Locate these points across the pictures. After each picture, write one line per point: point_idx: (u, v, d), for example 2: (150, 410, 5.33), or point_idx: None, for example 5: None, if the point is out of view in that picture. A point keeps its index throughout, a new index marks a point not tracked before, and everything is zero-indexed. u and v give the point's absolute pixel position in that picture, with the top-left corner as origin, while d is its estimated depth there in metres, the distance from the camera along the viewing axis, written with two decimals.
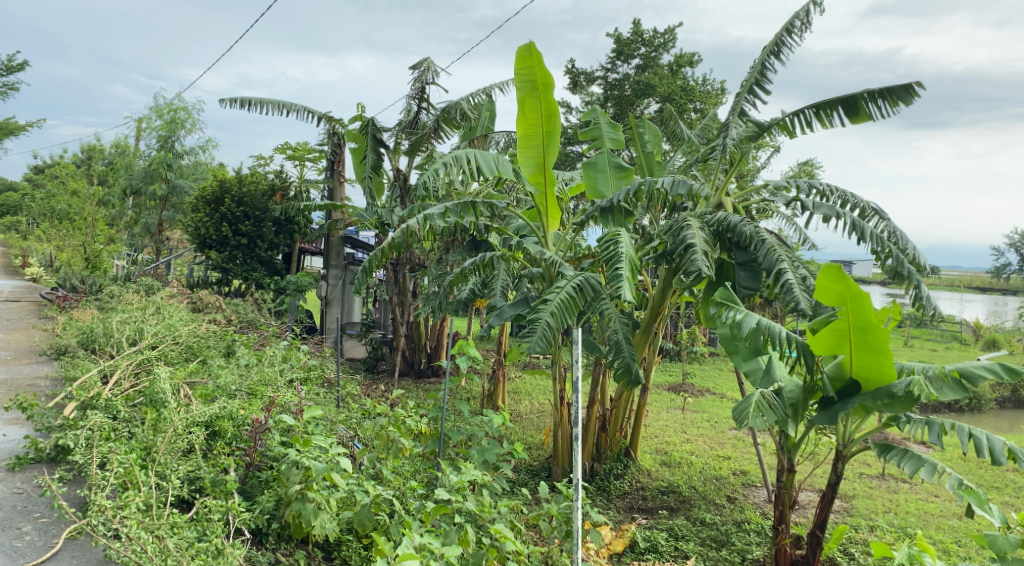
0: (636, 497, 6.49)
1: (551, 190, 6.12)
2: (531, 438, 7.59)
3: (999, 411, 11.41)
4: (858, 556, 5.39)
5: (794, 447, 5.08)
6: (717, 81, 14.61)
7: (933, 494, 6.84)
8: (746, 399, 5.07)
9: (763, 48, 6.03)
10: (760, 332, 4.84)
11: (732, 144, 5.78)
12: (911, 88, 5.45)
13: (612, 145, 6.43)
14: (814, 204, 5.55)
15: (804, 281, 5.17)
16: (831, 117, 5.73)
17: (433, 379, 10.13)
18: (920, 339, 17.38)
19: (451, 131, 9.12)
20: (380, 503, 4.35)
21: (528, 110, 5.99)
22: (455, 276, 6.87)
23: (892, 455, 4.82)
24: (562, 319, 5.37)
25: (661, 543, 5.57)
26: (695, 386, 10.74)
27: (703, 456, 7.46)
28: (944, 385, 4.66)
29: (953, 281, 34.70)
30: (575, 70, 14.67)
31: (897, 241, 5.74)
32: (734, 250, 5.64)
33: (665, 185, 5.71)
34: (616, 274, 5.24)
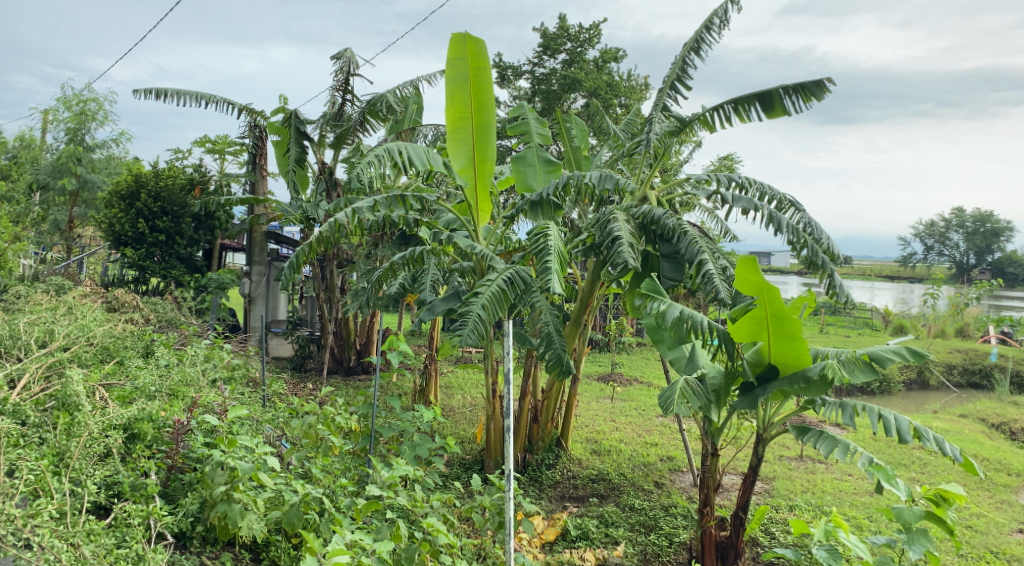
0: (567, 486, 6.59)
1: (482, 183, 6.11)
2: (463, 432, 7.63)
3: (907, 392, 12.06)
4: (778, 535, 5.63)
5: (718, 432, 5.19)
6: (641, 77, 14.89)
7: (847, 473, 7.18)
8: (671, 386, 5.12)
9: (683, 45, 6.19)
10: (683, 321, 4.97)
11: (655, 139, 5.92)
12: (822, 83, 5.68)
13: (540, 140, 6.50)
14: (733, 197, 5.74)
15: (724, 272, 5.35)
16: (748, 111, 5.93)
17: (364, 376, 10.07)
18: (835, 325, 18.20)
19: (378, 124, 9.05)
20: (310, 501, 4.30)
21: (458, 100, 5.97)
22: (384, 271, 6.80)
23: (809, 437, 5.00)
24: (493, 312, 5.40)
25: (591, 531, 5.68)
26: (624, 375, 10.99)
27: (631, 444, 7.64)
28: (856, 368, 4.84)
29: (866, 269, 36.39)
30: (503, 64, 14.71)
31: (812, 232, 5.98)
32: (659, 242, 5.79)
33: (593, 180, 5.82)
34: (545, 267, 5.28)
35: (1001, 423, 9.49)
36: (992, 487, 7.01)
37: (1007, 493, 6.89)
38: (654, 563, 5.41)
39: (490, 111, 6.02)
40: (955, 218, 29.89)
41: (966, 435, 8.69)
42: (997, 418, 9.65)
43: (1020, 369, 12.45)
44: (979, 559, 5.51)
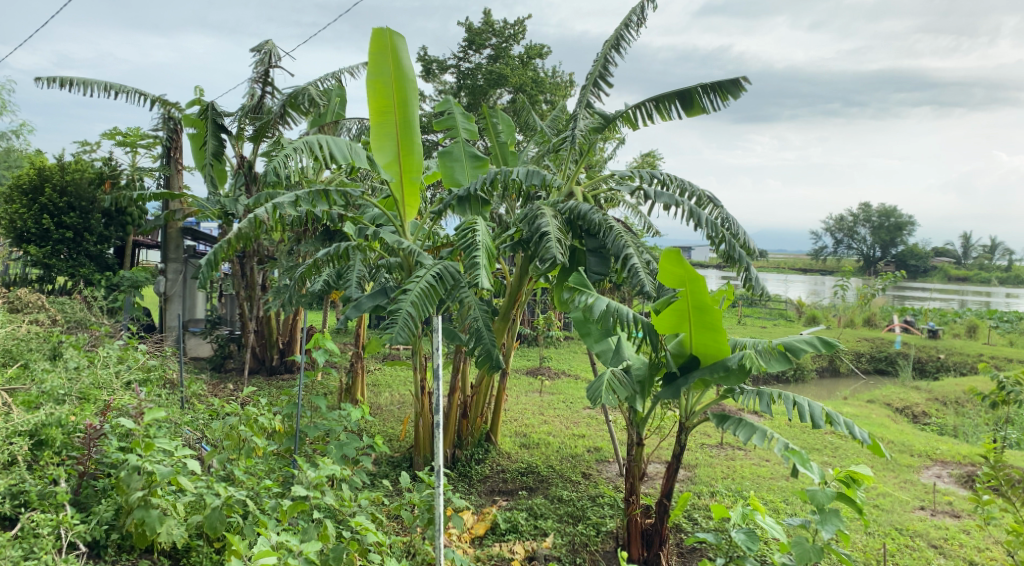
0: (496, 480, 6.62)
1: (407, 180, 6.06)
2: (391, 430, 7.56)
3: (819, 379, 12.64)
4: (700, 521, 5.81)
5: (643, 422, 5.31)
6: (566, 73, 15.03)
7: (764, 459, 7.46)
8: (598, 378, 5.20)
9: (605, 42, 6.28)
10: (610, 314, 5.05)
11: (580, 135, 5.98)
12: (738, 82, 5.88)
13: (467, 135, 6.48)
14: (655, 193, 5.86)
15: (648, 266, 5.47)
16: (669, 109, 6.08)
17: (287, 376, 9.85)
18: (752, 316, 18.87)
19: (299, 117, 8.85)
20: (233, 504, 4.20)
21: (381, 95, 5.91)
22: (307, 268, 6.67)
23: (729, 424, 5.16)
24: (422, 308, 5.36)
25: (521, 523, 5.73)
26: (552, 368, 11.11)
27: (559, 436, 7.73)
28: (772, 357, 5.03)
29: (781, 262, 37.89)
30: (428, 58, 14.60)
31: (729, 227, 6.18)
32: (585, 237, 5.87)
33: (521, 175, 5.84)
34: (474, 263, 5.30)
35: (904, 407, 10.05)
36: (896, 468, 7.41)
37: (909, 472, 7.31)
38: (582, 552, 5.50)
39: (413, 105, 5.99)
40: (861, 213, 31.44)
41: (873, 419, 9.16)
42: (900, 402, 10.21)
43: (922, 356, 13.22)
44: (885, 536, 5.83)
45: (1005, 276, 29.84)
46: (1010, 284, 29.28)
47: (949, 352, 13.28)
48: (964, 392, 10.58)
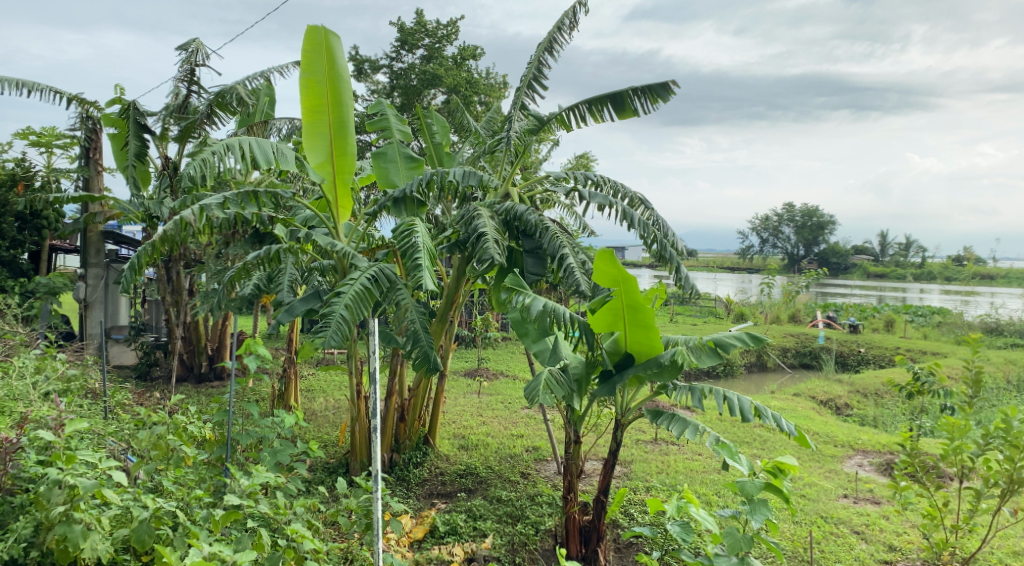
0: (435, 483, 6.59)
1: (340, 182, 5.97)
2: (327, 436, 7.43)
3: (748, 374, 13.04)
4: (636, 516, 5.92)
5: (580, 420, 5.37)
6: (499, 74, 15.07)
7: (696, 453, 7.65)
8: (536, 377, 5.24)
9: (538, 45, 6.34)
10: (547, 315, 5.09)
11: (515, 137, 6.01)
12: (667, 86, 6.02)
13: (401, 137, 6.43)
14: (590, 194, 5.94)
15: (583, 266, 5.54)
16: (601, 112, 6.17)
17: (217, 383, 9.58)
18: (683, 314, 19.30)
19: (227, 117, 8.60)
20: (162, 516, 4.07)
21: (314, 94, 5.81)
22: (237, 272, 6.51)
23: (663, 420, 5.25)
24: (356, 311, 5.29)
25: (460, 525, 5.72)
26: (489, 369, 11.14)
27: (497, 437, 7.75)
28: (702, 353, 5.14)
29: (710, 261, 38.87)
30: (359, 58, 14.42)
31: (660, 228, 6.32)
32: (522, 238, 5.91)
33: (457, 177, 5.83)
34: (414, 265, 5.25)
35: (828, 399, 10.45)
36: (821, 459, 7.70)
37: (833, 462, 7.61)
38: (521, 552, 5.52)
39: (348, 105, 5.91)
40: (786, 213, 32.57)
41: (799, 412, 9.50)
42: (824, 394, 10.62)
43: (843, 350, 13.76)
44: (811, 524, 6.05)
45: (919, 273, 31.36)
46: (923, 280, 30.80)
47: (868, 346, 13.87)
48: (883, 383, 11.08)
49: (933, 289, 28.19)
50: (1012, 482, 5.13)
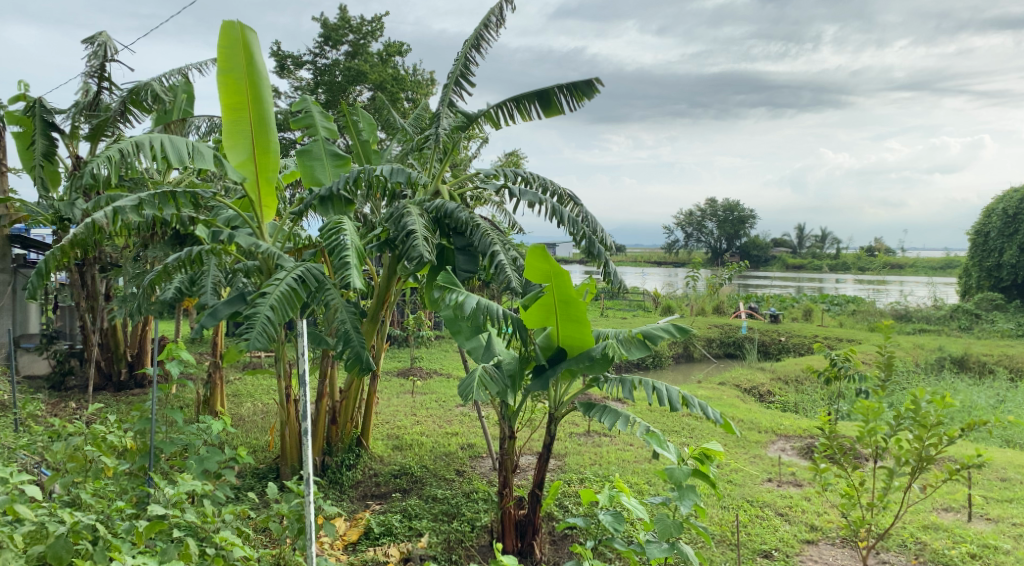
0: (368, 484, 6.53)
1: (263, 180, 5.82)
2: (255, 441, 7.26)
3: (675, 365, 13.39)
4: (571, 508, 6.01)
5: (514, 415, 5.41)
6: (426, 71, 14.99)
7: (628, 444, 7.80)
8: (470, 375, 5.28)
9: (465, 42, 6.33)
10: (480, 312, 5.10)
11: (443, 134, 5.98)
12: (592, 84, 6.10)
13: (326, 134, 6.33)
14: (520, 191, 5.96)
15: (515, 262, 5.57)
16: (528, 109, 6.21)
17: (137, 391, 9.22)
18: (613, 308, 19.61)
19: (141, 114, 8.28)
20: (80, 530, 3.91)
21: (233, 92, 5.66)
22: (157, 275, 6.28)
23: (595, 412, 5.32)
24: (283, 312, 5.18)
25: (395, 526, 5.67)
26: (422, 368, 11.08)
27: (432, 436, 7.72)
28: (632, 345, 5.24)
29: (638, 256, 39.61)
30: (281, 53, 14.09)
31: (589, 224, 6.41)
32: (453, 235, 5.89)
33: (384, 174, 5.78)
34: (341, 263, 5.17)
35: (752, 387, 10.81)
36: (746, 444, 7.97)
37: (757, 447, 7.88)
38: (457, 549, 5.52)
39: (268, 102, 5.78)
40: (709, 208, 33.51)
41: (724, 400, 9.80)
42: (748, 382, 10.99)
43: (765, 339, 14.26)
44: (737, 508, 6.26)
45: (835, 264, 32.77)
46: (838, 271, 32.19)
47: (789, 335, 14.40)
48: (802, 370, 11.55)
49: (847, 279, 29.50)
50: (921, 460, 5.43)
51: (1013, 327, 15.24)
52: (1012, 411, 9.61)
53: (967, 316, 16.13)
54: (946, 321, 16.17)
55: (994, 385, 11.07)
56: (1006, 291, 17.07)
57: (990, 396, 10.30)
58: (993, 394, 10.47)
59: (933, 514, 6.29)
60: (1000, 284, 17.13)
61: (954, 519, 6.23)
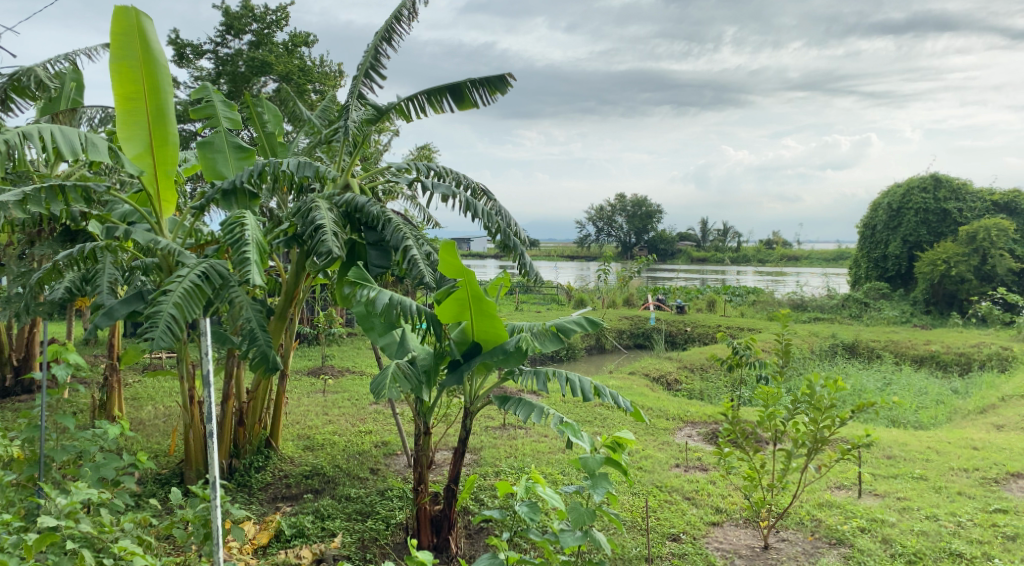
0: (279, 486, 6.36)
1: (161, 174, 5.58)
2: (157, 445, 6.96)
3: (588, 357, 13.65)
4: (486, 501, 6.04)
5: (429, 411, 5.38)
6: (334, 63, 14.68)
7: (542, 435, 7.91)
8: (382, 371, 5.15)
9: (375, 34, 6.24)
10: (393, 307, 5.06)
11: (352, 127, 5.88)
12: (504, 79, 6.14)
13: (229, 125, 6.10)
14: (433, 184, 5.92)
15: (428, 257, 5.53)
16: (440, 102, 6.18)
17: (24, 397, 8.69)
18: (527, 301, 19.79)
19: (25, 102, 7.75)
20: None
21: (128, 81, 5.38)
22: (45, 273, 5.91)
23: (510, 405, 5.33)
24: (187, 310, 4.96)
25: (307, 527, 5.56)
26: (334, 366, 10.88)
27: (344, 435, 7.59)
28: (546, 338, 5.30)
29: (551, 250, 40.07)
30: (180, 42, 13.49)
31: (503, 218, 6.45)
32: (364, 230, 5.79)
33: (291, 167, 5.63)
34: (244, 258, 5.00)
35: (660, 375, 11.14)
36: (655, 432, 8.23)
37: (665, 434, 8.14)
38: (372, 547, 5.45)
39: (167, 92, 5.53)
40: None
41: (635, 389, 10.07)
42: (656, 371, 11.33)
43: (672, 329, 14.72)
44: (647, 494, 6.46)
45: (737, 257, 34.17)
46: (740, 263, 33.57)
47: (694, 325, 14.91)
48: (707, 358, 11.99)
49: (748, 270, 30.84)
50: (816, 441, 5.73)
51: (898, 314, 16.29)
52: (897, 393, 10.27)
53: (857, 305, 17.13)
54: (838, 309, 17.12)
55: (882, 369, 11.80)
56: (892, 280, 18.21)
57: (877, 379, 11.00)
58: (881, 377, 11.16)
59: (827, 493, 6.65)
60: (886, 274, 18.25)
61: (846, 496, 6.61)
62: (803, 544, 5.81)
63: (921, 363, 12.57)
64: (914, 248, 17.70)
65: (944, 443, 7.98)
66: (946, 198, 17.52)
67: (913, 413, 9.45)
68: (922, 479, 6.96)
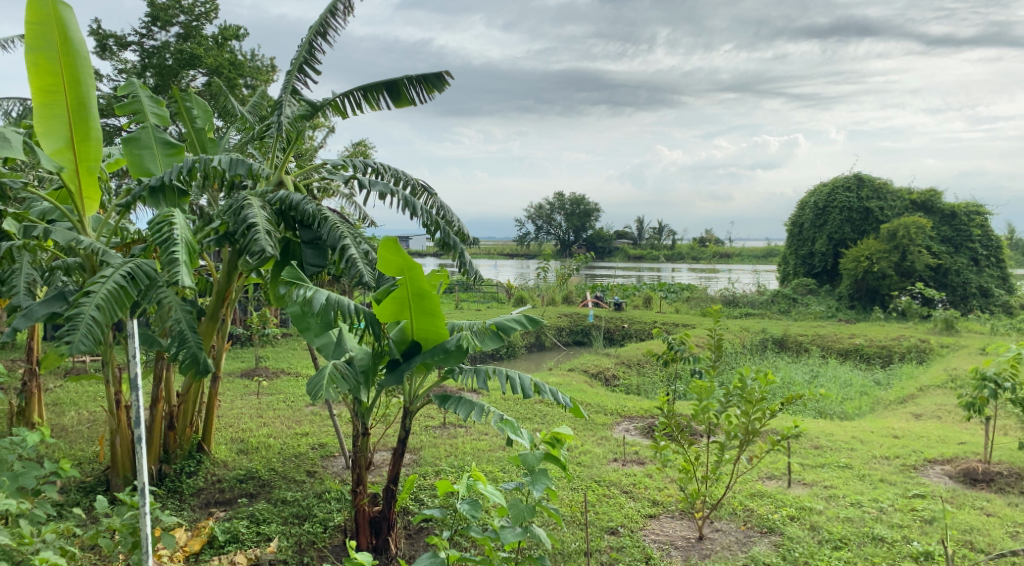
0: (212, 491, 6.19)
1: (84, 169, 5.36)
2: (81, 452, 6.69)
3: (527, 354, 13.74)
4: (426, 501, 6.02)
5: (368, 412, 5.32)
6: (267, 57, 14.37)
7: (483, 433, 7.92)
8: (319, 372, 5.08)
9: (310, 28, 6.13)
10: (330, 307, 5.00)
11: (286, 122, 5.76)
12: (442, 76, 6.11)
13: (156, 121, 5.91)
14: (370, 182, 5.86)
15: (366, 256, 5.47)
16: (377, 99, 6.12)
17: None
18: (467, 299, 19.76)
19: None
20: None
21: (45, 73, 5.16)
22: None
23: (449, 404, 5.31)
24: (110, 313, 4.78)
25: (241, 532, 5.44)
26: (269, 368, 10.66)
27: (280, 437, 7.45)
28: (485, 336, 5.31)
29: (490, 249, 40.07)
30: (102, 33, 12.97)
31: (442, 216, 6.43)
32: (299, 228, 5.67)
33: (223, 164, 5.49)
34: (173, 258, 4.85)
35: (598, 371, 11.29)
36: (594, 427, 8.34)
37: (604, 429, 8.26)
38: (309, 551, 5.36)
39: (88, 84, 5.30)
40: None
41: (574, 386, 10.19)
42: (595, 367, 11.48)
43: (610, 326, 14.93)
44: (586, 488, 6.54)
45: (671, 255, 34.87)
46: (675, 261, 34.24)
47: (631, 322, 15.14)
48: (644, 354, 12.22)
49: (683, 268, 31.52)
50: (748, 433, 5.91)
51: (824, 309, 16.89)
52: (824, 385, 10.67)
53: (786, 300, 17.67)
54: (768, 305, 17.65)
55: (809, 362, 12.24)
56: (818, 276, 18.89)
57: (806, 372, 11.40)
58: (809, 370, 11.57)
59: (759, 483, 6.86)
60: (813, 271, 18.93)
61: (777, 486, 6.82)
62: (735, 534, 5.97)
63: (846, 355, 13.07)
64: (838, 245, 18.41)
65: (867, 433, 8.33)
66: (868, 197, 18.24)
67: (839, 404, 9.84)
68: (847, 468, 7.24)
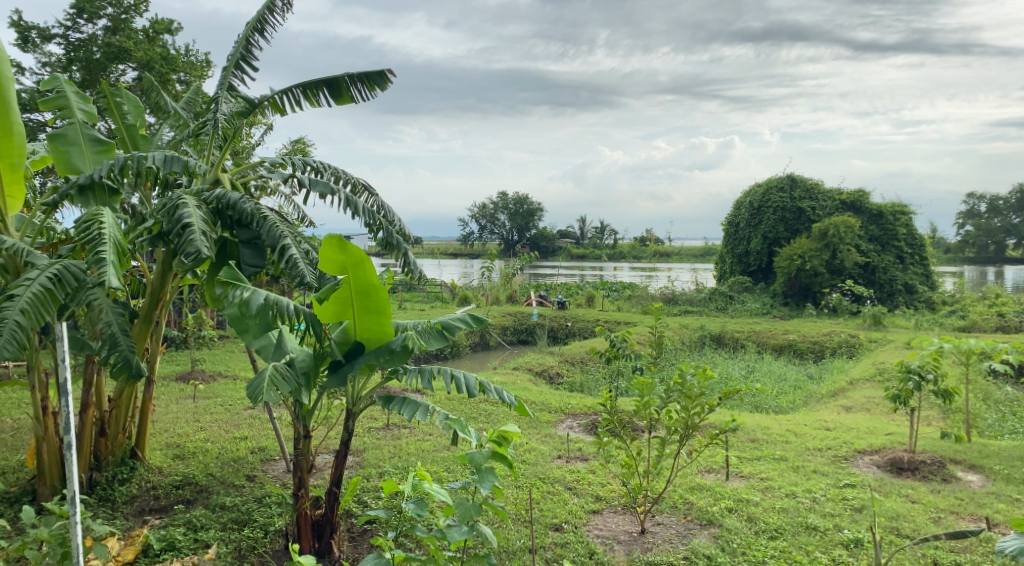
0: (146, 498, 6.01)
1: (5, 164, 5.13)
2: (5, 461, 6.41)
3: (471, 354, 13.74)
4: (370, 503, 5.97)
5: (309, 414, 5.24)
6: (201, 52, 14.00)
7: (427, 433, 7.90)
8: (259, 375, 5.00)
9: (247, 24, 6.00)
10: (268, 307, 4.92)
11: (223, 119, 5.62)
12: (384, 74, 6.06)
13: (84, 118, 5.71)
14: (310, 181, 5.77)
15: (306, 255, 5.39)
16: (317, 97, 6.04)
17: None
18: (410, 300, 19.63)
19: None
20: None
21: None
22: None
23: (394, 404, 5.26)
24: (36, 316, 4.59)
25: (178, 540, 5.30)
26: (206, 371, 10.39)
27: (218, 441, 7.28)
28: (430, 336, 5.29)
29: (433, 249, 39.87)
30: (23, 24, 12.43)
31: (384, 215, 6.39)
32: (236, 228, 5.52)
33: (157, 162, 5.33)
34: (102, 259, 4.70)
35: (542, 369, 11.37)
36: (538, 425, 8.41)
37: (548, 427, 8.33)
38: (249, 556, 5.26)
39: (6, 76, 5.08)
40: None
41: (518, 384, 10.24)
42: (539, 365, 11.55)
43: (554, 325, 15.05)
44: (531, 486, 6.59)
45: (613, 254, 35.32)
46: (616, 260, 34.71)
47: (574, 320, 15.28)
48: (587, 351, 12.36)
49: (625, 266, 31.97)
50: (687, 428, 6.02)
51: (760, 306, 17.38)
52: (760, 380, 10.99)
53: (723, 298, 18.10)
54: (706, 303, 18.04)
55: (745, 358, 12.58)
56: (754, 274, 19.44)
57: (742, 367, 11.73)
58: (745, 365, 11.91)
59: (698, 476, 7.02)
60: (749, 269, 19.47)
61: (715, 479, 7.00)
62: (676, 527, 6.10)
63: (780, 351, 13.47)
64: (772, 244, 18.98)
65: (800, 425, 8.62)
66: (801, 198, 18.83)
67: (774, 398, 10.15)
68: (782, 460, 7.47)
